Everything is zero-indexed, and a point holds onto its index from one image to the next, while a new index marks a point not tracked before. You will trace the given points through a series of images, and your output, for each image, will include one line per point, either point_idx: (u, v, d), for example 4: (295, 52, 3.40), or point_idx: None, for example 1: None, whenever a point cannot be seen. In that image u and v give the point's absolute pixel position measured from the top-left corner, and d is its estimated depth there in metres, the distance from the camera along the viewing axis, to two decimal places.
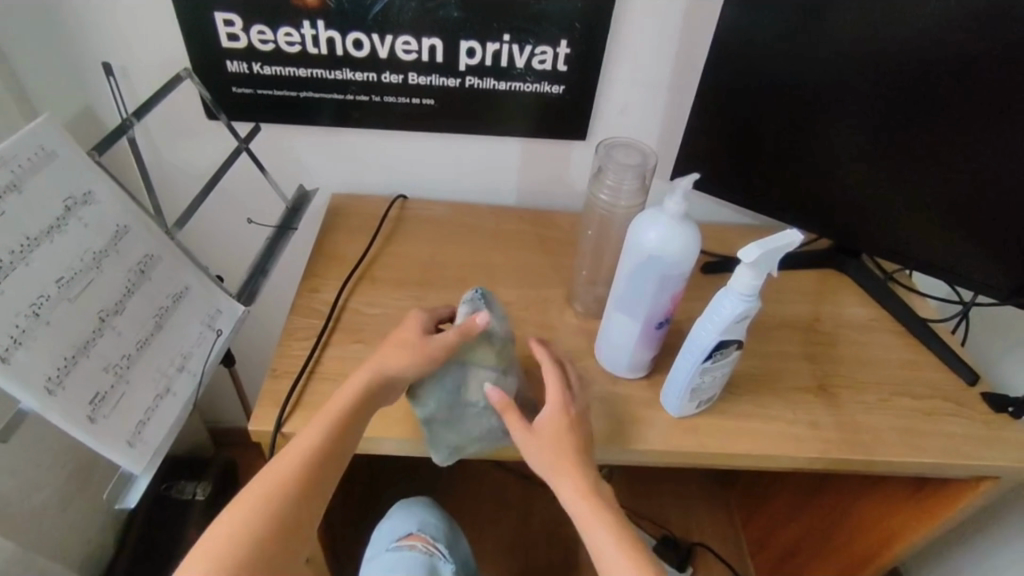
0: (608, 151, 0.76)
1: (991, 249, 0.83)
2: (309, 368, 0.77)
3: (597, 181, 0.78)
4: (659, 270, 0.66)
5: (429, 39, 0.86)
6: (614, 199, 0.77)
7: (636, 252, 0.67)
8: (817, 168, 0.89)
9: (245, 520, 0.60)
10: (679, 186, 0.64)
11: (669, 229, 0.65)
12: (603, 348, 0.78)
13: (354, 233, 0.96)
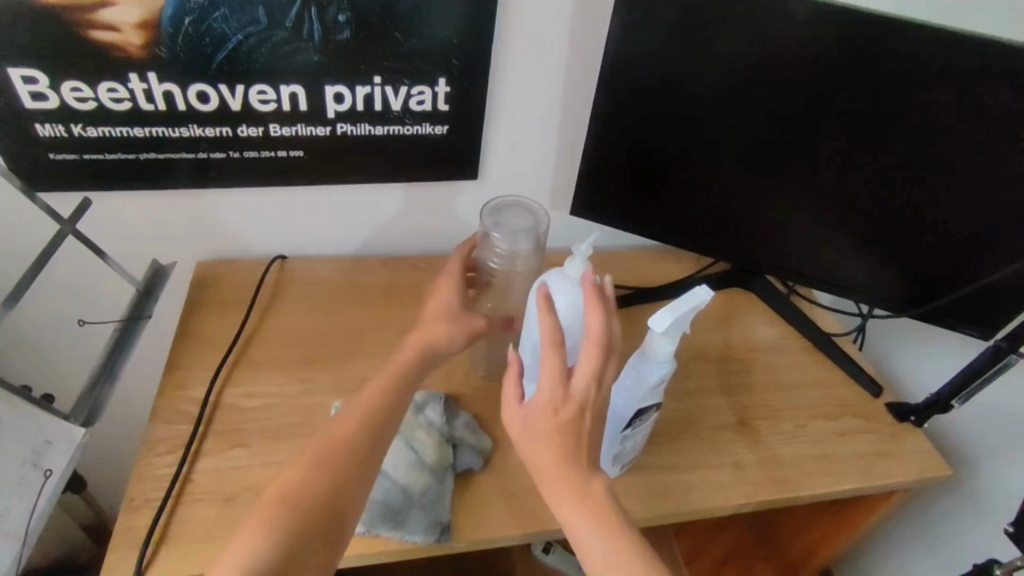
0: (494, 213, 0.70)
1: (888, 262, 0.84)
2: (174, 490, 0.65)
3: (486, 247, 0.71)
4: (562, 334, 0.63)
5: (288, 87, 0.76)
6: (509, 263, 0.71)
7: (535, 315, 0.64)
8: (717, 194, 0.87)
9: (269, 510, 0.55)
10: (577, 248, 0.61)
11: (571, 296, 0.61)
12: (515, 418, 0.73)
13: (224, 310, 0.84)
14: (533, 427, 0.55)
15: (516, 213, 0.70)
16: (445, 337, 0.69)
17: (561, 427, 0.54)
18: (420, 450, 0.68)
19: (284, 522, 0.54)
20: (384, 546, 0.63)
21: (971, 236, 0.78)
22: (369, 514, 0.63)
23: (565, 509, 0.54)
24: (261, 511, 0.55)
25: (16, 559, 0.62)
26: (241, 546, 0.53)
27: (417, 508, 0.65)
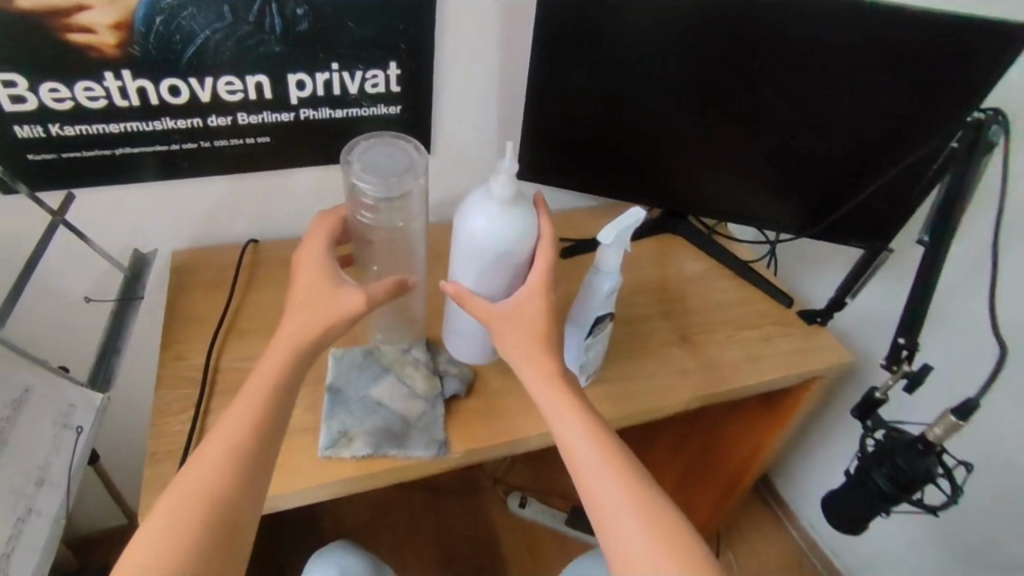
0: (364, 166, 0.68)
1: (793, 196, 0.98)
2: (193, 443, 0.72)
3: (360, 200, 0.71)
4: (499, 253, 0.72)
5: (253, 77, 0.84)
6: (393, 213, 0.73)
7: (473, 238, 0.71)
8: (640, 147, 0.99)
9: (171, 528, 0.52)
10: (501, 167, 0.68)
11: (501, 216, 0.70)
12: (454, 344, 0.82)
13: (209, 290, 0.91)
14: (519, 324, 0.68)
15: (388, 162, 0.69)
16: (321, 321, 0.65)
17: (542, 322, 0.68)
18: (411, 384, 0.77)
19: (255, 416, 0.59)
20: (392, 464, 0.71)
21: (849, 164, 0.92)
22: (375, 439, 0.71)
23: (548, 400, 0.64)
24: (241, 402, 0.59)
25: (64, 507, 0.68)
26: (222, 436, 0.57)
27: (418, 429, 0.73)
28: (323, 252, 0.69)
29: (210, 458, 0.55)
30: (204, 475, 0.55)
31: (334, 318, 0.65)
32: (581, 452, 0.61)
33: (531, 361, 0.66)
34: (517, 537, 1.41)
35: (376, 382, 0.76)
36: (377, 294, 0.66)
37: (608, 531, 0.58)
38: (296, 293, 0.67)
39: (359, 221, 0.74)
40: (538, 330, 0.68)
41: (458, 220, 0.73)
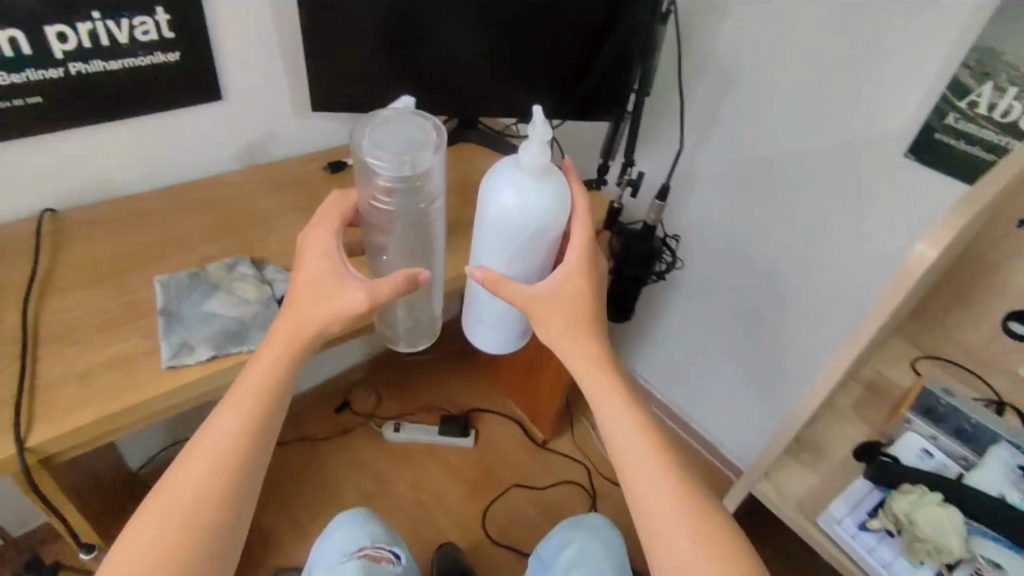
0: (376, 148, 0.62)
1: (562, 87, 1.13)
2: (24, 386, 0.73)
3: (374, 182, 0.65)
4: (533, 231, 0.68)
5: (4, 31, 0.82)
6: (412, 195, 0.68)
7: (503, 216, 0.68)
8: (422, 60, 1.07)
9: (167, 521, 0.55)
10: (531, 134, 0.63)
11: (532, 187, 0.66)
12: (478, 324, 0.82)
13: (10, 260, 0.89)
14: (560, 308, 0.67)
15: (399, 143, 0.63)
16: (325, 319, 0.63)
17: (580, 304, 0.68)
18: (240, 293, 0.85)
19: (242, 441, 0.59)
20: (235, 359, 0.79)
21: (595, 44, 1.07)
22: (215, 342, 0.79)
23: (589, 379, 0.67)
24: (228, 417, 0.60)
25: None
26: (206, 461, 0.57)
27: (254, 326, 0.82)
28: (332, 242, 0.66)
29: (194, 485, 0.56)
30: (185, 504, 0.56)
31: (337, 315, 0.63)
32: (618, 435, 0.65)
33: (570, 339, 0.67)
34: (394, 456, 1.51)
35: (208, 297, 0.84)
36: (383, 293, 0.63)
37: (637, 494, 0.63)
38: (301, 288, 0.64)
39: (374, 206, 0.69)
40: (576, 312, 0.68)
41: (483, 198, 0.69)
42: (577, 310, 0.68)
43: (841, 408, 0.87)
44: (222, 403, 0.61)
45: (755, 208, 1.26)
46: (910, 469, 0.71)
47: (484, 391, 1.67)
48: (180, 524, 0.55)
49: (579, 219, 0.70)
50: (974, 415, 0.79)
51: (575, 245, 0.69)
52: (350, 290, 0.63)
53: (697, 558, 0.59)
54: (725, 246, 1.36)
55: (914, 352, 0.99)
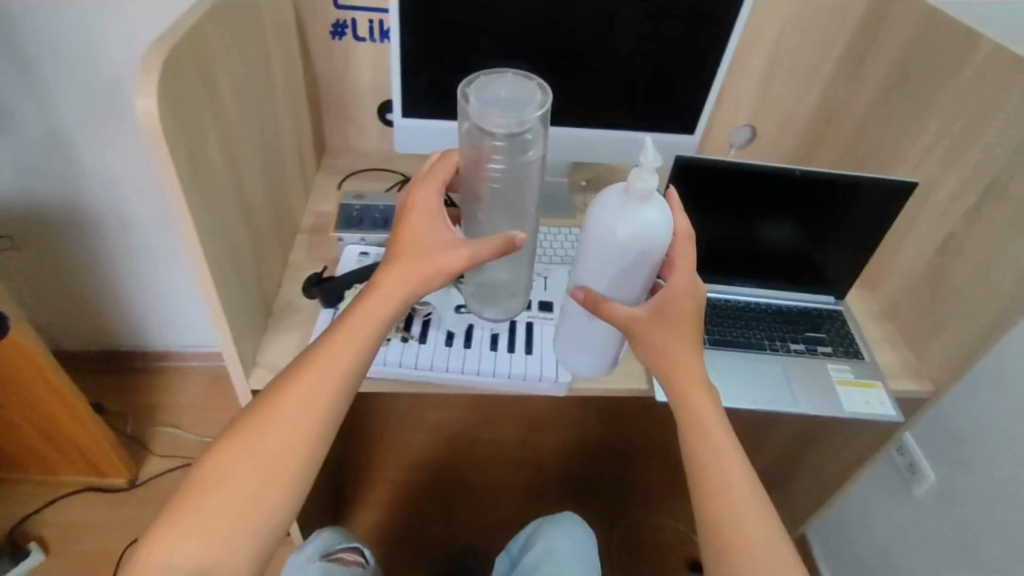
0: (488, 109, 0.59)
1: None
2: None
3: (485, 143, 0.62)
4: (640, 254, 0.62)
5: None
6: (517, 159, 0.64)
7: (613, 242, 0.62)
8: None
9: (242, 475, 0.55)
10: (643, 165, 0.58)
11: (642, 216, 0.60)
12: (573, 360, 0.76)
13: None
14: (662, 320, 0.65)
15: (518, 110, 0.60)
16: (412, 276, 0.60)
17: (682, 321, 0.65)
18: None
19: (297, 424, 0.57)
20: None
21: None
22: None
23: (680, 381, 0.64)
24: (299, 395, 0.57)
25: None
26: (282, 427, 0.56)
27: None
28: (434, 216, 0.63)
29: (272, 446, 0.56)
30: (236, 487, 0.55)
31: (436, 274, 0.60)
32: (669, 356, 0.65)
33: (670, 352, 0.64)
34: None
35: None
36: (480, 253, 0.60)
37: (695, 454, 0.62)
38: (404, 241, 0.62)
39: (480, 171, 0.65)
40: (676, 316, 0.65)
41: (594, 219, 0.63)
42: (681, 325, 0.65)
43: (300, 257, 0.89)
44: (315, 347, 0.60)
45: (71, 143, 1.11)
46: (344, 277, 0.77)
47: (18, 497, 1.26)
48: (252, 477, 0.55)
49: (682, 236, 0.64)
50: (378, 202, 0.93)
51: (679, 273, 0.64)
52: (432, 265, 0.61)
53: (729, 512, 0.59)
54: (136, 193, 1.19)
55: (338, 181, 1.06)
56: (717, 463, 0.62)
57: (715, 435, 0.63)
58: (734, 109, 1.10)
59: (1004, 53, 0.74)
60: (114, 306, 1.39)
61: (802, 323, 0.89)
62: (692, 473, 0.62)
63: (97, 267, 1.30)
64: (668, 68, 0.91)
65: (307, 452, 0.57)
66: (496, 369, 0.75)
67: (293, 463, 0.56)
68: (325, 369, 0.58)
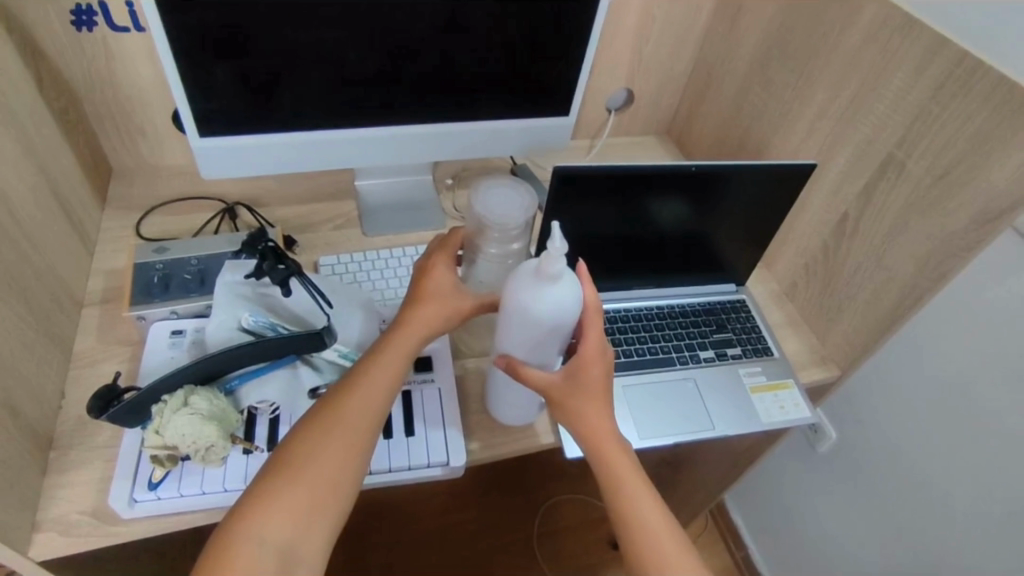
0: (484, 210, 0.63)
1: None
2: None
3: (480, 234, 0.65)
4: (555, 327, 0.56)
5: None
6: (506, 250, 0.67)
7: (528, 317, 0.55)
8: None
9: (290, 497, 0.49)
10: (550, 247, 0.51)
11: (553, 293, 0.54)
12: (504, 414, 0.66)
13: None
14: (581, 388, 0.56)
15: (509, 213, 0.63)
16: (448, 293, 0.60)
17: (600, 387, 0.57)
18: None
19: (370, 413, 0.54)
20: None
21: None
22: None
23: (602, 443, 0.55)
24: (382, 384, 0.55)
25: None
26: (330, 439, 0.51)
27: None
28: (448, 260, 0.62)
29: (317, 461, 0.50)
30: (296, 491, 0.49)
31: (457, 313, 0.60)
32: (587, 415, 0.55)
33: (596, 416, 0.56)
34: None
35: None
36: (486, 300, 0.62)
37: (626, 522, 0.53)
38: (429, 267, 0.62)
39: (477, 258, 0.68)
40: (587, 384, 0.56)
41: (507, 291, 0.57)
42: (598, 390, 0.57)
43: (90, 346, 0.67)
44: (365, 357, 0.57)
45: None
46: (141, 392, 0.56)
47: None
48: (300, 498, 0.49)
49: (590, 308, 0.57)
50: (189, 254, 0.72)
51: (590, 342, 0.57)
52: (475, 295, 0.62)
53: None
54: None
55: (134, 219, 0.82)
56: (649, 532, 0.53)
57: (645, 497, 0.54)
58: (608, 73, 0.96)
59: (892, 11, 0.65)
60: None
61: (707, 325, 0.82)
62: (629, 542, 0.53)
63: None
64: (531, 45, 0.75)
65: (357, 461, 0.52)
66: (376, 464, 0.61)
67: (342, 478, 0.51)
68: (378, 382, 0.55)
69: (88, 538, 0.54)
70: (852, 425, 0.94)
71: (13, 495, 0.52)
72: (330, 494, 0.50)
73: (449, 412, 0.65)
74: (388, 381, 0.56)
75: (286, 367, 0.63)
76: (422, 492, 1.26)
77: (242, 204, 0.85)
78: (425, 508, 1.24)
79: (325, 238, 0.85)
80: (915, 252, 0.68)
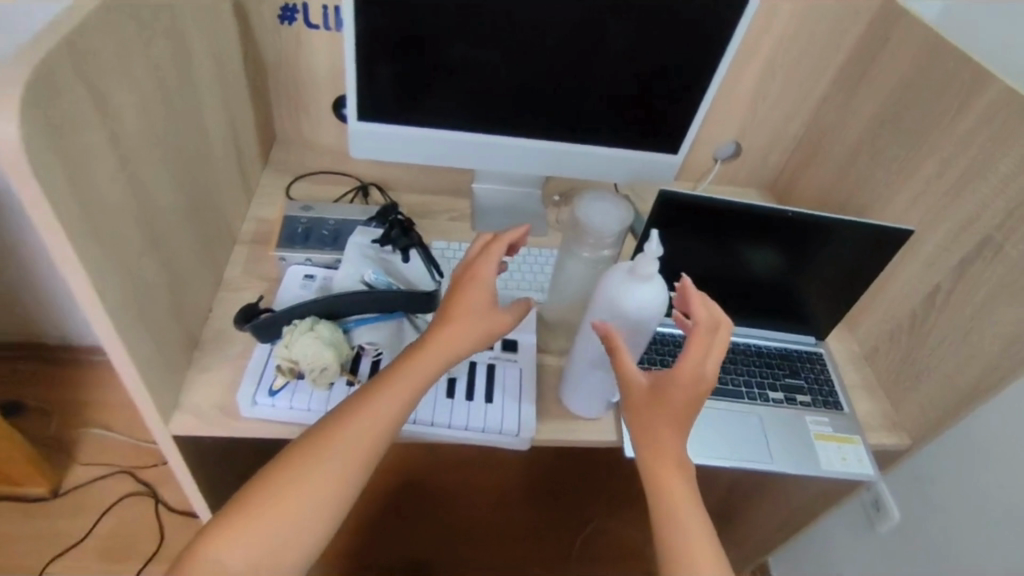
0: (583, 215, 0.69)
1: None
2: None
3: (577, 238, 0.71)
4: (639, 325, 0.62)
5: None
6: (598, 258, 0.71)
7: (616, 313, 0.62)
8: None
9: (305, 484, 0.54)
10: (647, 250, 0.58)
11: (644, 293, 0.60)
12: (578, 404, 0.72)
13: None
14: (654, 407, 0.58)
15: (604, 223, 0.68)
16: (478, 318, 0.61)
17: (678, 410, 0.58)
18: None
19: (393, 411, 0.57)
20: None
21: None
22: None
23: (661, 463, 0.57)
24: (401, 386, 0.58)
25: None
26: (349, 434, 0.56)
27: None
28: (490, 276, 0.61)
29: (334, 453, 0.55)
30: (314, 479, 0.55)
31: (488, 334, 0.61)
32: (655, 436, 0.57)
33: (662, 437, 0.57)
34: None
35: None
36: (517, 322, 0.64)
37: (666, 542, 0.56)
38: (473, 281, 0.61)
39: (569, 260, 0.73)
40: (669, 401, 0.57)
41: (600, 289, 0.63)
42: (674, 410, 0.58)
43: (236, 275, 0.79)
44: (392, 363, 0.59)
45: None
46: (278, 312, 0.67)
47: None
48: (315, 484, 0.54)
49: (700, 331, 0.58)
50: (329, 216, 0.83)
51: (692, 361, 0.57)
52: (501, 310, 0.62)
53: None
54: None
55: (286, 181, 0.95)
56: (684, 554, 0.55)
57: (688, 522, 0.56)
58: (720, 124, 1.03)
59: (1012, 99, 0.68)
60: (33, 295, 1.24)
61: (781, 369, 0.84)
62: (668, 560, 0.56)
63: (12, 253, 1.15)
64: (656, 83, 0.83)
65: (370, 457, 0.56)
66: (455, 419, 0.68)
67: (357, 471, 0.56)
68: (406, 386, 0.58)
69: (212, 424, 0.64)
70: (918, 507, 0.91)
71: (166, 374, 0.63)
72: (344, 482, 0.55)
73: (525, 390, 0.72)
74: (418, 385, 0.58)
75: (394, 321, 0.72)
76: (470, 488, 1.31)
77: (376, 185, 0.97)
78: (470, 503, 1.29)
79: (440, 226, 0.95)
80: (1006, 332, 0.68)
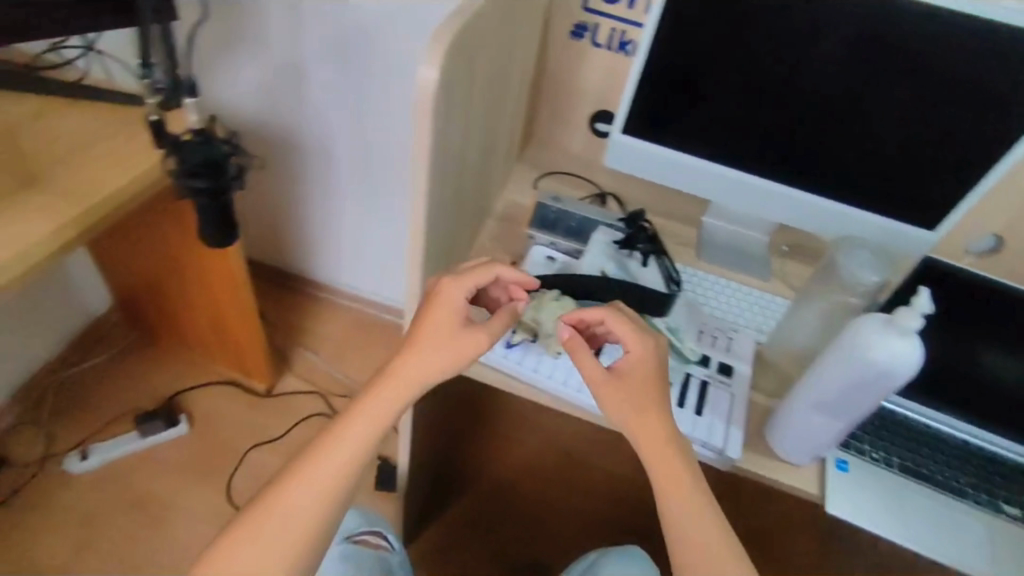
0: (847, 261, 0.74)
1: None
2: None
3: (831, 282, 0.76)
4: (881, 380, 0.60)
5: None
6: (846, 306, 0.75)
7: (861, 362, 0.60)
8: None
9: (332, 472, 0.56)
10: (915, 303, 0.59)
11: (898, 347, 0.59)
12: (784, 445, 0.70)
13: None
14: (644, 418, 0.58)
15: (868, 272, 0.73)
16: (451, 326, 0.60)
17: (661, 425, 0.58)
18: None
19: (403, 393, 0.59)
20: None
21: None
22: None
23: (667, 482, 0.57)
24: (387, 381, 0.59)
25: None
26: (367, 417, 0.58)
27: None
28: (459, 289, 0.60)
29: (354, 434, 0.57)
30: (337, 464, 0.56)
31: (468, 347, 0.60)
32: (664, 457, 0.57)
33: (661, 455, 0.57)
34: (95, 489, 1.26)
35: None
36: (499, 327, 0.61)
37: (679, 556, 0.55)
38: (441, 298, 0.60)
39: (814, 301, 0.77)
40: (653, 418, 0.58)
41: (843, 336, 0.62)
42: (655, 422, 0.58)
43: (485, 244, 0.90)
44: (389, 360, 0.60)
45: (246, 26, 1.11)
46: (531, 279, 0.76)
47: (184, 371, 1.44)
48: (340, 470, 0.56)
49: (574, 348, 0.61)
50: (575, 211, 0.91)
51: (592, 375, 0.60)
52: (471, 331, 0.60)
53: None
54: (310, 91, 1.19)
55: (535, 175, 1.06)
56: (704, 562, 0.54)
57: (709, 539, 0.55)
58: (987, 214, 0.95)
59: None
60: (302, 233, 1.49)
61: (1015, 487, 0.75)
62: None
63: (324, 195, 1.38)
64: (937, 152, 0.79)
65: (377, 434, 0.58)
66: None
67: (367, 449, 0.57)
68: (412, 371, 0.59)
69: None
70: None
71: None
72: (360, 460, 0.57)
73: (736, 415, 0.72)
74: (412, 378, 0.59)
75: None
76: None
77: (613, 197, 1.06)
78: None
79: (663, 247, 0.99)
80: None
